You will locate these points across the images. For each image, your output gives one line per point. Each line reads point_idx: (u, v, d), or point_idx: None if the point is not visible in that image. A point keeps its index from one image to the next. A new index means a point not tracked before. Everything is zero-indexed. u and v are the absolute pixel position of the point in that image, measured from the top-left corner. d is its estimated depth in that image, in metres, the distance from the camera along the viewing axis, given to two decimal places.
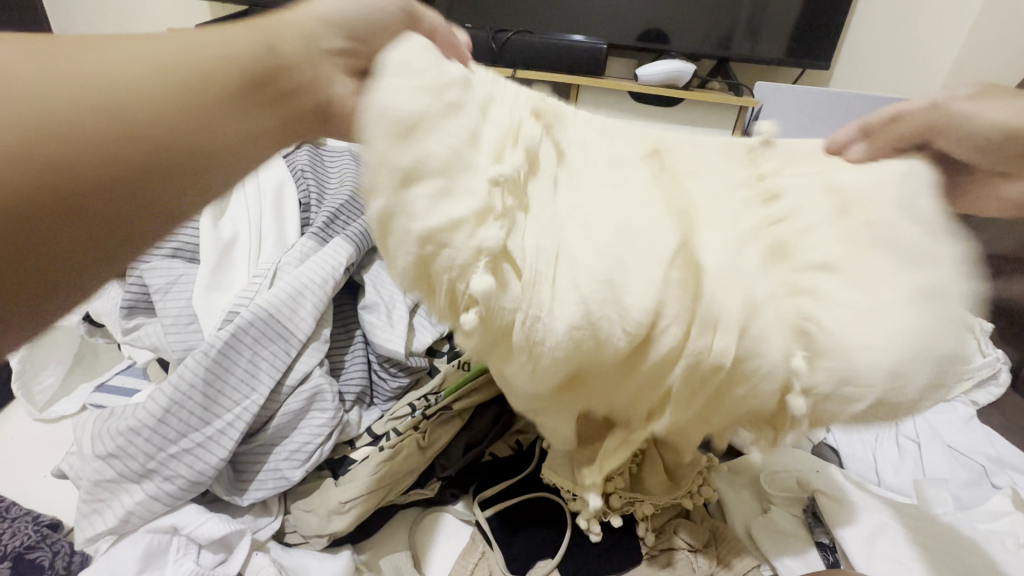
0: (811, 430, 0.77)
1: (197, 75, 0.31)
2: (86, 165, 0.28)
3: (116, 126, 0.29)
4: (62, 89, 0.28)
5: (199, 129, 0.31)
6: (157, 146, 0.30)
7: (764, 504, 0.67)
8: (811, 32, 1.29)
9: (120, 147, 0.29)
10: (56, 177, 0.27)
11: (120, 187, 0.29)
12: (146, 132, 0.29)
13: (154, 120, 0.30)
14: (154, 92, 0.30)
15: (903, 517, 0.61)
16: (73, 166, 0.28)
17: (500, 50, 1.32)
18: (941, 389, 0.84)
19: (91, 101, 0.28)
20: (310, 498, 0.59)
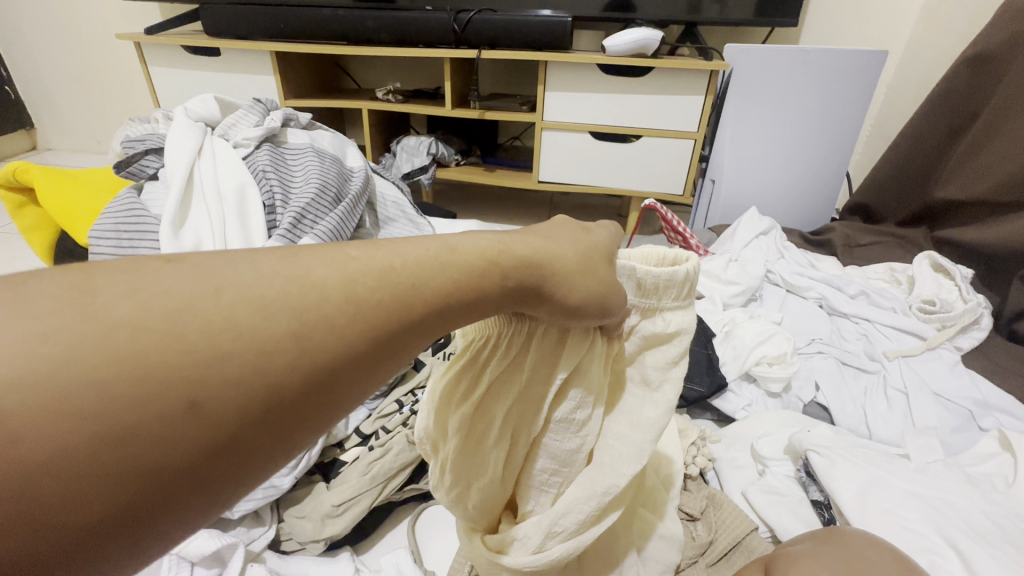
0: (801, 389, 0.78)
1: (341, 300, 0.22)
2: (127, 478, 0.18)
3: (116, 415, 0.18)
4: (68, 370, 0.18)
5: (289, 378, 0.21)
6: (231, 416, 0.20)
7: (758, 466, 0.67)
8: None
9: (185, 440, 0.19)
10: (113, 495, 0.18)
11: (208, 482, 0.20)
12: (242, 394, 0.20)
13: (241, 360, 0.20)
14: (194, 322, 0.20)
15: (897, 469, 0.60)
16: (101, 488, 0.18)
17: (463, 30, 1.29)
18: (925, 338, 0.84)
19: (97, 398, 0.18)
20: (302, 505, 0.58)
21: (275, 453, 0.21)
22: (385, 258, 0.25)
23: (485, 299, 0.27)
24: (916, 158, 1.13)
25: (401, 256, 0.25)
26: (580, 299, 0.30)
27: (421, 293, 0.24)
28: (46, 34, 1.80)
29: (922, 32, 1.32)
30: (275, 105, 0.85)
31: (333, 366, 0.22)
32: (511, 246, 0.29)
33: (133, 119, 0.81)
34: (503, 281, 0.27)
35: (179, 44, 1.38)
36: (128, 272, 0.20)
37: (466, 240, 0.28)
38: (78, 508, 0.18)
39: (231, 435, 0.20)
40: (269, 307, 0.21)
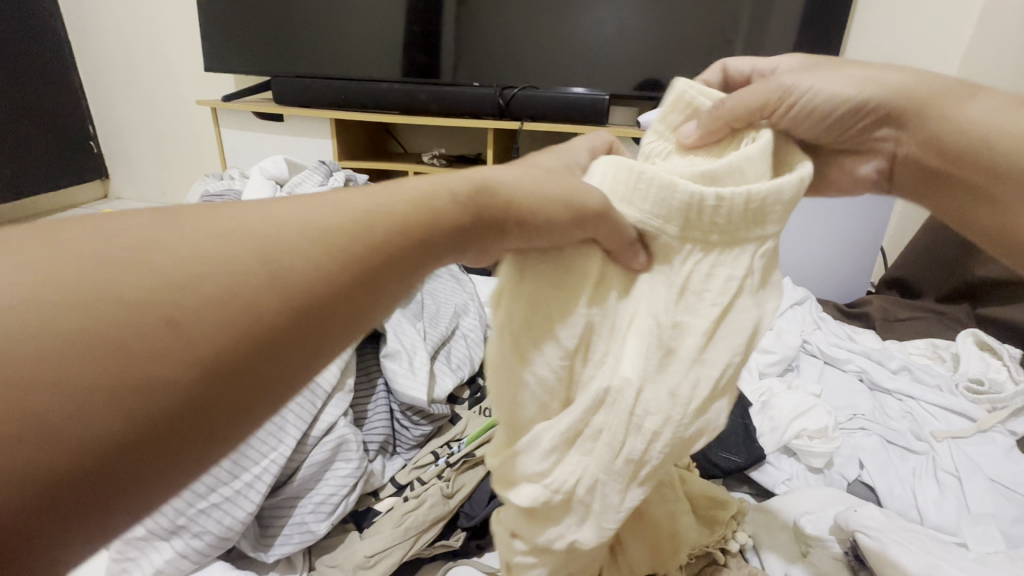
0: (844, 467, 0.75)
1: (363, 220, 0.26)
2: (198, 362, 0.21)
3: (200, 294, 0.21)
4: (166, 261, 0.21)
5: (329, 277, 0.24)
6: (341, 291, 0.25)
7: (802, 546, 0.64)
8: None
9: (246, 327, 0.22)
10: (196, 367, 0.21)
11: (270, 368, 0.23)
12: (285, 297, 0.23)
13: (289, 263, 0.23)
14: (259, 227, 0.24)
15: (953, 558, 0.57)
16: (184, 362, 0.21)
17: (507, 104, 1.40)
18: (976, 420, 0.81)
19: (182, 278, 0.21)
20: (335, 554, 0.58)
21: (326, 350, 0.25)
22: (397, 196, 0.29)
23: (447, 228, 0.30)
24: (953, 234, 1.14)
25: (398, 198, 0.28)
26: (547, 208, 0.34)
27: (426, 211, 0.29)
28: (134, 98, 2.03)
29: None
30: (337, 167, 0.93)
31: (371, 270, 0.26)
32: (493, 180, 0.33)
33: (209, 176, 0.90)
34: (456, 206, 0.31)
35: (250, 110, 1.53)
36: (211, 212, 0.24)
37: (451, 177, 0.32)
38: (161, 393, 0.20)
39: (290, 319, 0.23)
40: (299, 223, 0.25)
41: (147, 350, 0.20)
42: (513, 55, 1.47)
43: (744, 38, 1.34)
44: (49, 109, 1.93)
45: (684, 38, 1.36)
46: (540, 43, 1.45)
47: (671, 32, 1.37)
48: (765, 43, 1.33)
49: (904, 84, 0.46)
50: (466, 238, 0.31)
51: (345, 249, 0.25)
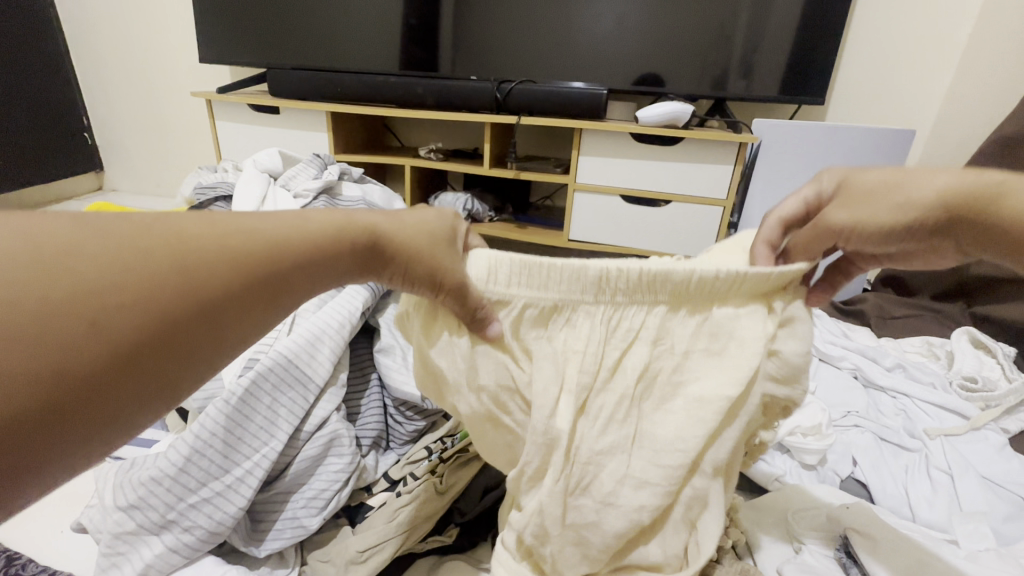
0: (837, 464, 0.75)
1: (257, 242, 0.32)
2: (94, 358, 0.26)
3: (100, 300, 0.27)
4: (77, 271, 0.26)
5: (216, 286, 0.30)
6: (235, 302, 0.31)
7: (794, 543, 0.64)
8: (801, 70, 1.33)
9: (140, 327, 0.27)
10: (93, 360, 0.26)
11: (158, 362, 0.28)
12: (174, 305, 0.28)
13: (178, 277, 0.29)
14: (157, 241, 0.29)
15: (945, 556, 0.57)
16: (82, 354, 0.26)
17: (505, 99, 1.39)
18: (969, 418, 0.81)
19: (84, 289, 0.26)
20: (327, 549, 0.58)
21: (211, 348, 0.31)
22: (287, 219, 0.34)
23: (334, 257, 0.34)
24: None
25: (290, 227, 0.33)
26: (417, 245, 0.37)
27: (320, 234, 0.34)
28: (128, 89, 2.01)
29: (950, 114, 1.36)
30: (332, 161, 0.92)
31: (252, 283, 0.31)
32: (379, 226, 0.37)
33: (203, 168, 0.89)
34: (346, 242, 0.35)
35: (245, 102, 1.52)
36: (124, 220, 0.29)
37: (338, 212, 0.36)
38: (57, 376, 0.26)
39: (178, 321, 0.29)
40: (193, 243, 0.30)
41: (48, 346, 0.25)
42: (511, 49, 1.46)
43: (743, 34, 1.33)
44: (43, 100, 1.91)
45: (683, 33, 1.36)
46: (538, 37, 1.44)
47: (670, 27, 1.36)
48: (763, 39, 1.32)
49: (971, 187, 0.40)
50: (348, 268, 0.36)
51: (239, 266, 0.31)
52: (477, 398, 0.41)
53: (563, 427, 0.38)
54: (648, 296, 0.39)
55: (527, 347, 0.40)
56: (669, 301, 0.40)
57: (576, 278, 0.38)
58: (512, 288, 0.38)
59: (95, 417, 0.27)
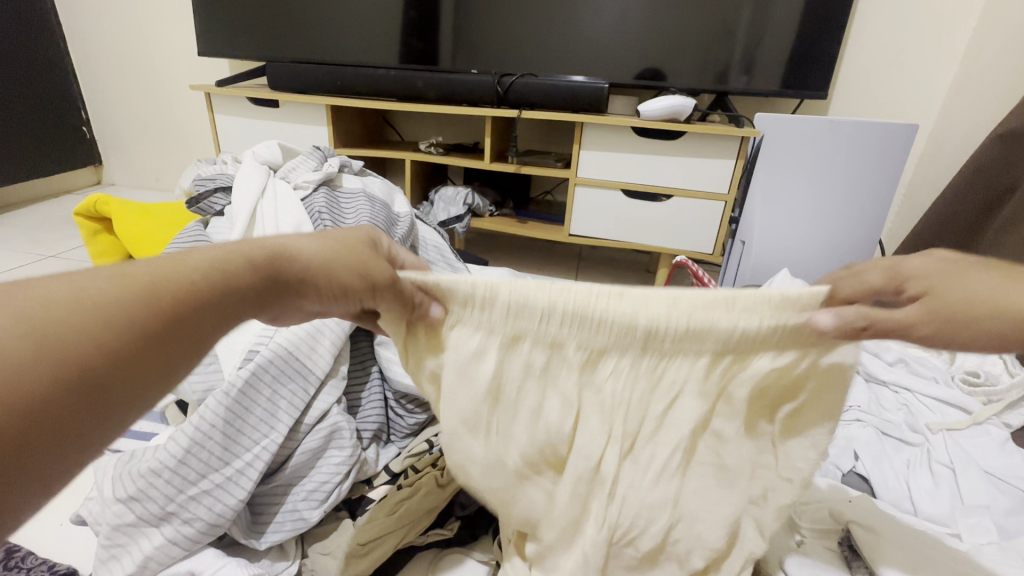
0: (838, 458, 0.75)
1: (186, 273, 0.31)
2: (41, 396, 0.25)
3: (48, 339, 0.26)
4: (15, 317, 0.25)
5: (162, 307, 0.29)
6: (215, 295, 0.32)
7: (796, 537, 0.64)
8: (803, 63, 1.32)
9: (80, 365, 0.26)
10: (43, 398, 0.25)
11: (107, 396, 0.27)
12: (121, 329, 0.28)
13: (119, 301, 0.28)
14: (101, 283, 0.29)
15: (947, 549, 0.57)
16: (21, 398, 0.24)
17: (506, 92, 1.39)
18: (972, 412, 0.81)
19: (21, 328, 0.25)
20: (327, 541, 0.58)
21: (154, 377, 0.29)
22: (212, 249, 0.33)
23: (246, 283, 0.34)
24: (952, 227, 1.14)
25: (206, 255, 0.33)
26: (340, 275, 0.37)
27: (247, 261, 0.34)
28: (126, 82, 2.00)
29: (953, 109, 1.36)
30: (332, 153, 0.91)
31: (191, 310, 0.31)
32: (293, 251, 0.36)
33: (202, 160, 0.88)
34: (250, 260, 0.34)
35: (244, 96, 1.51)
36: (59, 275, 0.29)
37: (252, 243, 0.35)
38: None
39: (125, 347, 0.28)
40: (126, 278, 0.29)
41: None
42: (511, 43, 1.45)
43: (745, 27, 1.32)
44: (41, 94, 1.90)
45: (685, 27, 1.35)
46: (538, 30, 1.43)
47: (671, 20, 1.35)
48: (766, 33, 1.31)
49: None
50: (264, 291, 0.35)
51: (174, 288, 0.30)
52: (513, 443, 0.42)
53: (616, 462, 0.41)
54: (695, 348, 0.39)
55: (584, 382, 0.41)
56: (715, 353, 0.39)
57: (626, 330, 0.39)
58: (562, 331, 0.39)
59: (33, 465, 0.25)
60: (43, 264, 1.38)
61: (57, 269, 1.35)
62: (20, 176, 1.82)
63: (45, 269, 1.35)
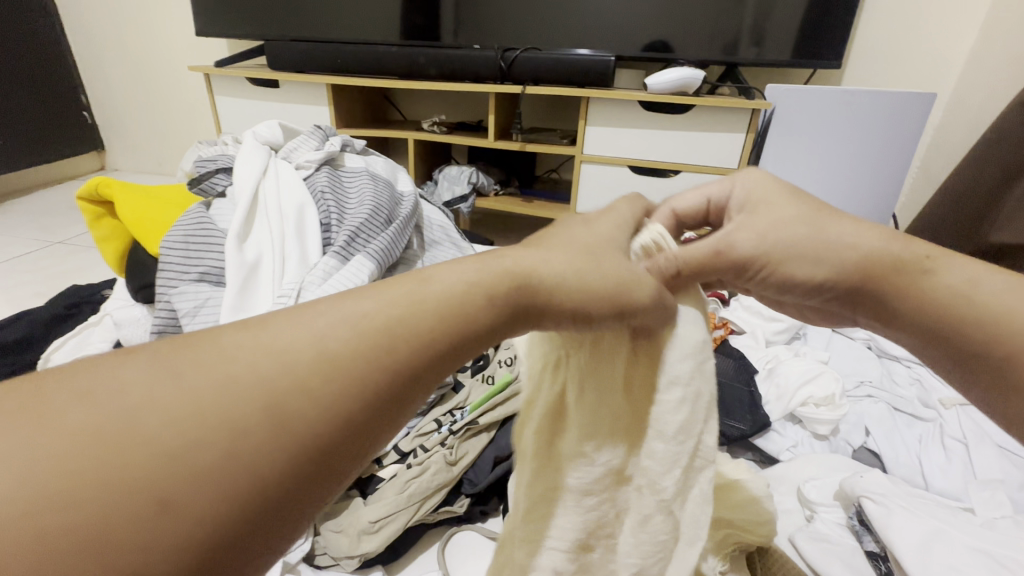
0: (850, 434, 0.75)
1: (386, 330, 0.23)
2: (186, 542, 0.17)
3: (208, 433, 0.18)
4: (152, 429, 0.18)
5: (362, 397, 0.21)
6: (390, 370, 0.23)
7: (807, 511, 0.64)
8: (815, 32, 1.28)
9: (233, 493, 0.18)
10: (201, 533, 0.18)
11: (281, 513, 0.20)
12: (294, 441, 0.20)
13: (284, 394, 0.20)
14: (299, 344, 0.21)
15: (960, 523, 0.56)
16: (144, 563, 0.17)
17: (509, 67, 1.35)
18: None
19: (177, 433, 0.18)
20: (339, 519, 0.58)
21: (352, 464, 0.22)
22: (439, 283, 0.26)
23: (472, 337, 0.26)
24: (970, 199, 1.12)
25: (416, 305, 0.24)
26: (590, 306, 0.29)
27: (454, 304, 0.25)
28: (126, 66, 1.97)
29: (973, 79, 1.31)
30: (334, 131, 0.90)
31: (383, 386, 0.22)
32: (542, 267, 0.28)
33: (203, 141, 0.87)
34: (491, 302, 0.26)
35: (243, 76, 1.49)
36: (217, 346, 0.21)
37: (488, 260, 0.28)
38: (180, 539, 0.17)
39: (306, 450, 0.20)
40: (293, 350, 0.21)
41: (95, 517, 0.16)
42: (512, 16, 1.41)
43: None
44: (40, 79, 1.88)
45: None
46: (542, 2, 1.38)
47: None
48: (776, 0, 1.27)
49: (873, 247, 0.32)
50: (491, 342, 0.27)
51: (344, 362, 0.21)
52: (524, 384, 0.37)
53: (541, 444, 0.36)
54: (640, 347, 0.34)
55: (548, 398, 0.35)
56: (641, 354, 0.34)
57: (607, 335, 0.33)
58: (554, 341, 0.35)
59: None
60: (52, 249, 1.40)
61: (65, 254, 1.36)
62: (24, 163, 1.82)
63: (53, 255, 1.36)
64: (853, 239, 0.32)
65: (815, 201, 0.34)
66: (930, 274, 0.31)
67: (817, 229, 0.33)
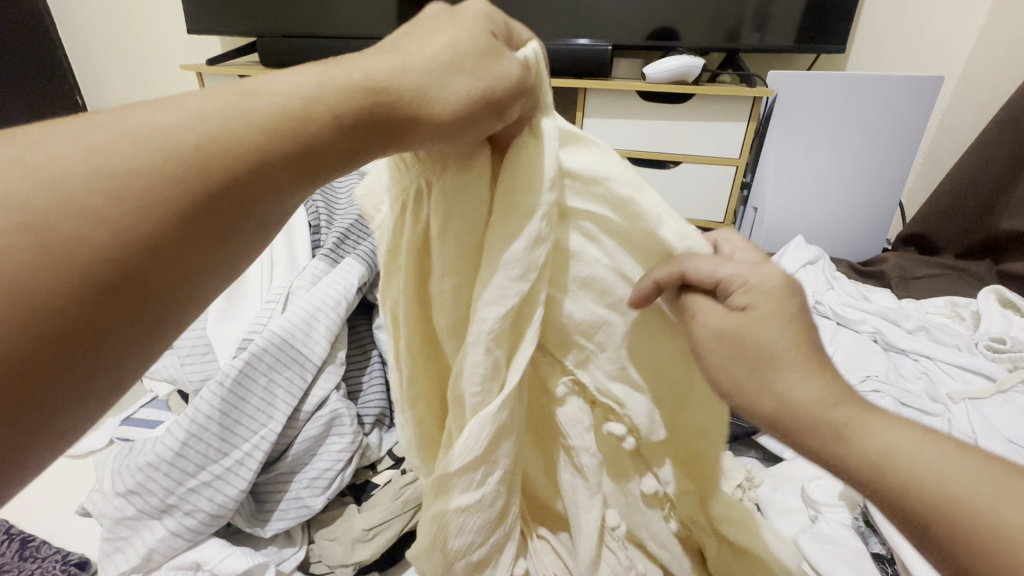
0: None
1: (202, 135, 0.25)
2: (43, 309, 0.22)
3: (57, 240, 0.22)
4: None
5: (226, 176, 0.25)
6: (247, 163, 0.25)
7: (810, 512, 0.63)
8: (819, 16, 1.24)
9: (75, 270, 0.22)
10: (65, 304, 0.22)
11: (133, 293, 0.24)
12: (118, 234, 0.23)
13: (133, 197, 0.23)
14: (160, 151, 0.24)
15: None
16: (96, 268, 0.23)
17: None
18: (996, 380, 0.78)
19: (34, 229, 0.22)
20: (333, 527, 0.58)
21: (219, 251, 0.26)
22: (281, 92, 0.27)
23: (312, 151, 0.27)
24: (979, 185, 1.10)
25: (258, 110, 0.26)
26: (461, 117, 0.30)
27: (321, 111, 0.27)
28: (120, 66, 1.95)
29: (984, 62, 1.27)
30: None
31: (244, 181, 0.25)
32: (401, 79, 0.29)
33: None
34: (331, 120, 0.27)
35: (236, 74, 1.47)
36: (93, 130, 0.25)
37: (343, 77, 0.28)
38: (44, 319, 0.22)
39: (162, 242, 0.24)
40: (147, 149, 0.24)
41: None
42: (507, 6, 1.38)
43: None
44: (36, 82, 1.87)
45: None
46: None
47: None
48: None
49: (807, 403, 0.32)
50: (344, 155, 0.28)
51: (197, 165, 0.24)
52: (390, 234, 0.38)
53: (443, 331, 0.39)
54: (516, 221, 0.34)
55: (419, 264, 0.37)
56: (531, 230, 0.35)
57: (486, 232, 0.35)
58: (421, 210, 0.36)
59: (87, 357, 0.23)
60: None
61: None
62: None
63: None
64: (786, 393, 0.32)
65: (777, 337, 0.33)
66: (848, 440, 0.31)
67: (755, 368, 0.33)
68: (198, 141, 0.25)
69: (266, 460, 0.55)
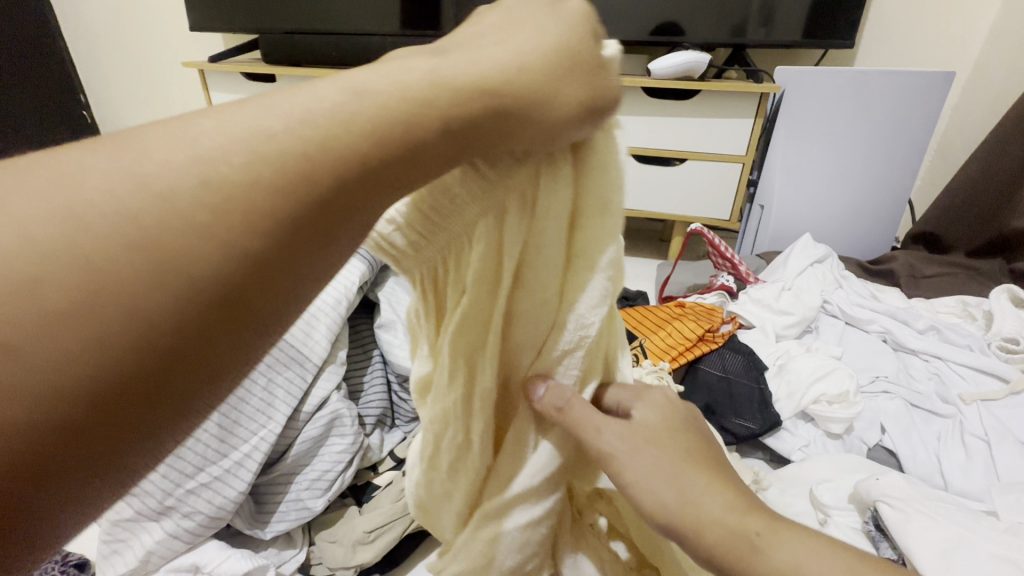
0: (864, 432, 0.72)
1: (315, 129, 0.20)
2: (137, 336, 0.18)
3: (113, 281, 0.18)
4: (70, 228, 0.17)
5: (311, 187, 0.20)
6: (328, 174, 0.20)
7: (819, 514, 0.62)
8: (827, 10, 1.22)
9: (181, 299, 0.18)
10: (159, 336, 0.18)
11: (242, 315, 0.19)
12: (227, 248, 0.18)
13: (202, 222, 0.18)
14: (221, 153, 0.19)
15: (983, 529, 0.52)
16: (164, 317, 0.18)
17: None
18: (1009, 381, 0.76)
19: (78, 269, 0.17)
20: (334, 529, 0.57)
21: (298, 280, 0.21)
22: (370, 88, 0.22)
23: (430, 151, 0.23)
24: (991, 183, 1.08)
25: (355, 113, 0.21)
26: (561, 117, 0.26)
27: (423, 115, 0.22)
28: (123, 64, 1.95)
29: (996, 56, 1.25)
30: None
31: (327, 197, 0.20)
32: (506, 91, 0.24)
33: None
34: (445, 121, 0.23)
35: (238, 71, 1.46)
36: (143, 137, 0.20)
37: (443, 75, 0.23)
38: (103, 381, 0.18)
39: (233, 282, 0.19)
40: (210, 155, 0.19)
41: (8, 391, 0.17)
42: None
43: None
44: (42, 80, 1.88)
45: None
46: None
47: None
48: None
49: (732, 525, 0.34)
50: (448, 161, 0.24)
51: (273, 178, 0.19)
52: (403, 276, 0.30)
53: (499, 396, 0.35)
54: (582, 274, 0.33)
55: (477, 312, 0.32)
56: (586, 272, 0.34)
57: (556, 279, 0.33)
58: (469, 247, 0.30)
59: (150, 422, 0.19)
60: None
61: None
62: None
63: None
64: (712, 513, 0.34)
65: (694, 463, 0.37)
66: (762, 554, 0.33)
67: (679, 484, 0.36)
68: (277, 145, 0.19)
69: (266, 461, 0.54)
